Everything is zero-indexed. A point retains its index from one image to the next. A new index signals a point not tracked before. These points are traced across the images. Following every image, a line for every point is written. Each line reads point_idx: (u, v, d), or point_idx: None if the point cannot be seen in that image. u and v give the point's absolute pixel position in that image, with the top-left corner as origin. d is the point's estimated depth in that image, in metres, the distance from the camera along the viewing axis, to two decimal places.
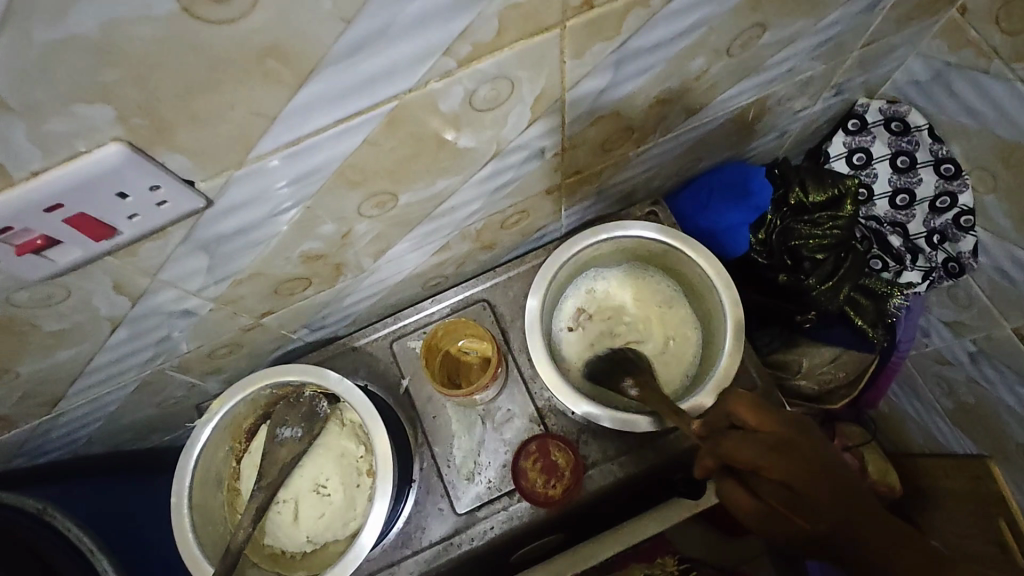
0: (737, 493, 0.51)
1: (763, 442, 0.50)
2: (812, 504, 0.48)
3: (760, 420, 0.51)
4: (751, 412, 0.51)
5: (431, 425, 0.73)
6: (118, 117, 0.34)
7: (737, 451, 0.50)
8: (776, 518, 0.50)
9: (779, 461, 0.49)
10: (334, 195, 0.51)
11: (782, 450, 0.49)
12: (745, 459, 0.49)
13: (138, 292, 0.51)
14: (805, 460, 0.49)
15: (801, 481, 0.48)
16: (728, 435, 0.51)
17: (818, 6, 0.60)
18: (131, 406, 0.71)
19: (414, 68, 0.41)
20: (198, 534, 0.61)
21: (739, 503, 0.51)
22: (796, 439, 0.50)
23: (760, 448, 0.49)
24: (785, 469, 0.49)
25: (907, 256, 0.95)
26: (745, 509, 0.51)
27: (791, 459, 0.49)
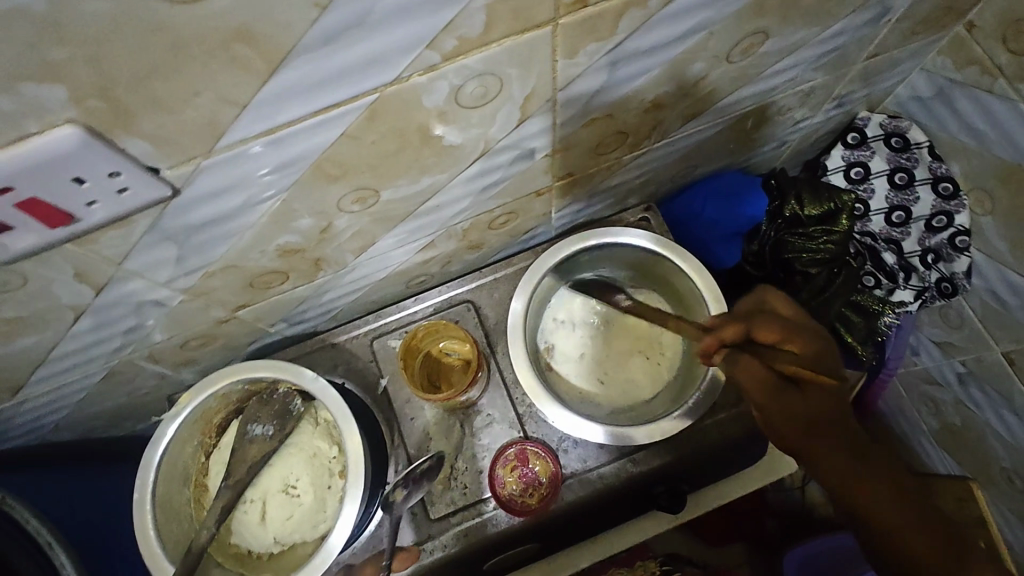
0: (749, 363, 0.56)
1: (791, 324, 0.57)
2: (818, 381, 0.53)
3: (793, 314, 0.59)
4: (785, 306, 0.60)
5: (408, 428, 0.71)
6: (72, 98, 0.32)
7: (768, 324, 0.57)
8: (785, 394, 0.54)
9: (804, 341, 0.56)
10: (312, 188, 0.49)
11: (804, 332, 0.57)
12: (769, 332, 0.56)
13: (103, 281, 0.49)
14: (824, 349, 0.56)
15: (814, 357, 0.55)
16: (759, 314, 0.58)
17: (822, 15, 0.58)
18: (99, 396, 0.69)
19: (395, 60, 0.39)
20: (160, 531, 0.59)
21: (753, 371, 0.55)
22: (826, 340, 0.57)
23: (786, 326, 0.57)
24: (805, 345, 0.56)
25: (900, 274, 0.92)
26: (756, 381, 0.55)
27: (810, 340, 0.56)
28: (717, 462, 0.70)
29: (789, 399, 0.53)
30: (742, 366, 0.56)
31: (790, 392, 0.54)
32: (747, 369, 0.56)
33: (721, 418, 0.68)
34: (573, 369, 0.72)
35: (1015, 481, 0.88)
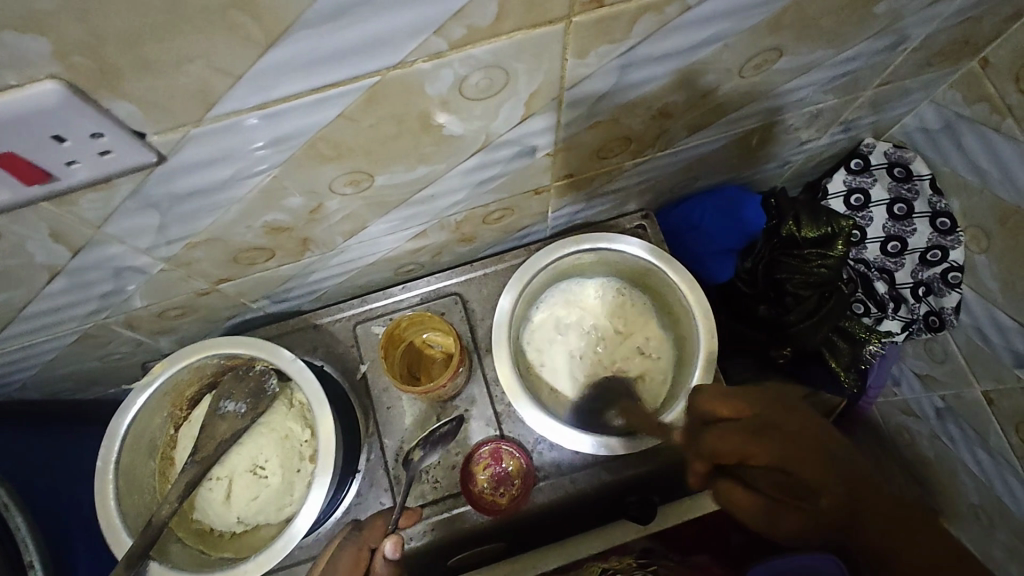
0: (735, 492, 0.53)
1: (745, 427, 0.53)
2: (800, 486, 0.51)
3: (731, 409, 0.56)
4: (722, 404, 0.56)
5: (384, 417, 0.70)
6: (55, 52, 0.30)
7: (725, 441, 0.53)
8: (780, 514, 0.51)
9: (774, 456, 0.51)
10: (305, 167, 0.48)
11: (760, 433, 0.52)
12: (731, 451, 0.52)
13: (80, 243, 0.47)
14: (795, 443, 0.52)
15: (784, 452, 0.51)
16: (710, 428, 0.55)
17: (838, 38, 0.57)
18: (70, 357, 0.67)
19: (401, 44, 0.38)
20: (121, 501, 0.58)
21: (744, 498, 0.53)
22: (774, 416, 0.53)
23: (746, 431, 0.53)
24: (781, 459, 0.51)
25: (890, 304, 0.93)
26: (750, 510, 0.52)
27: (778, 445, 0.51)
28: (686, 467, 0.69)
29: (778, 522, 0.52)
30: (723, 490, 0.54)
31: (788, 512, 0.51)
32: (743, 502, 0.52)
33: None
34: (556, 372, 0.71)
35: (982, 518, 0.86)
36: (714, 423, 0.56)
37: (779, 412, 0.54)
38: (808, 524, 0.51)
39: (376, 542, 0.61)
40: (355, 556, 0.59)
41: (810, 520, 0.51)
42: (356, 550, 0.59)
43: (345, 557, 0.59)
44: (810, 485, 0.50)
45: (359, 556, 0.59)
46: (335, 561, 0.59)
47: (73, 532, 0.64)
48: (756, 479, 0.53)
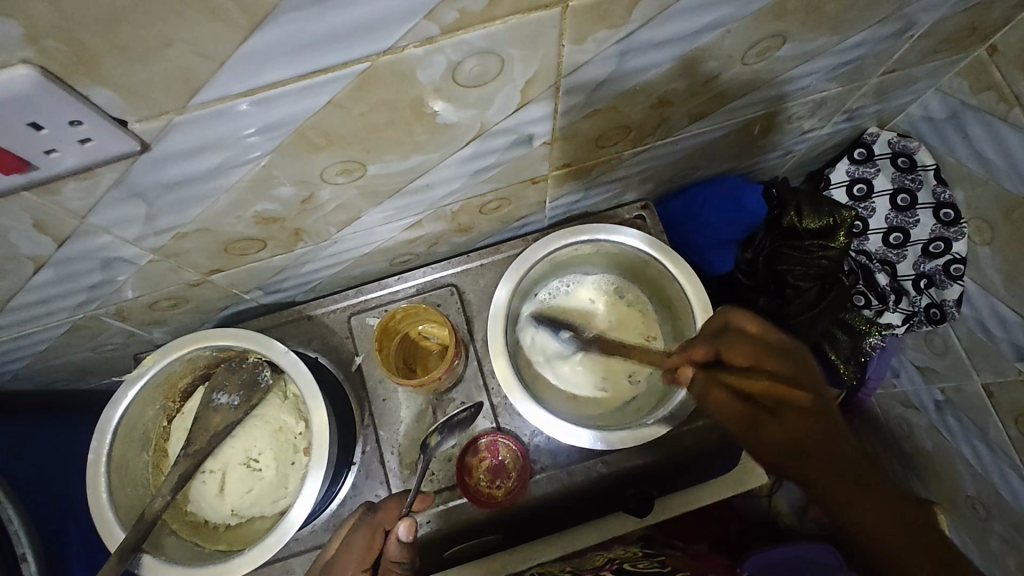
0: (722, 396, 0.54)
1: (763, 347, 0.55)
2: (814, 442, 0.49)
3: (760, 329, 0.56)
4: (751, 323, 0.57)
5: (379, 409, 0.70)
6: (27, 36, 0.29)
7: (736, 351, 0.55)
8: (757, 435, 0.52)
9: (810, 416, 0.50)
10: (294, 156, 0.46)
11: (768, 351, 0.54)
12: (739, 359, 0.55)
13: (64, 234, 0.46)
14: (805, 378, 0.53)
15: (790, 370, 0.53)
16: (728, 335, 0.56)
17: (843, 23, 0.56)
18: (62, 349, 0.67)
19: (391, 29, 0.37)
20: (113, 494, 0.58)
21: (762, 432, 0.51)
22: (791, 347, 0.55)
23: (755, 347, 0.55)
24: (805, 424, 0.50)
25: (891, 296, 0.91)
26: (730, 413, 0.53)
27: (805, 403, 0.51)
28: (684, 466, 0.70)
29: (761, 428, 0.51)
30: (710, 397, 0.55)
31: (764, 422, 0.51)
32: (767, 437, 0.51)
33: (697, 428, 0.68)
34: (552, 362, 0.70)
35: (979, 511, 0.86)
36: (738, 335, 0.56)
37: (796, 360, 0.54)
38: (772, 440, 0.50)
39: (390, 523, 0.59)
40: (368, 538, 0.58)
41: (788, 440, 0.50)
42: (369, 534, 0.57)
43: (358, 541, 0.57)
44: (777, 406, 0.51)
45: (372, 538, 0.58)
46: (349, 544, 0.58)
47: (66, 525, 0.64)
48: (783, 429, 0.50)
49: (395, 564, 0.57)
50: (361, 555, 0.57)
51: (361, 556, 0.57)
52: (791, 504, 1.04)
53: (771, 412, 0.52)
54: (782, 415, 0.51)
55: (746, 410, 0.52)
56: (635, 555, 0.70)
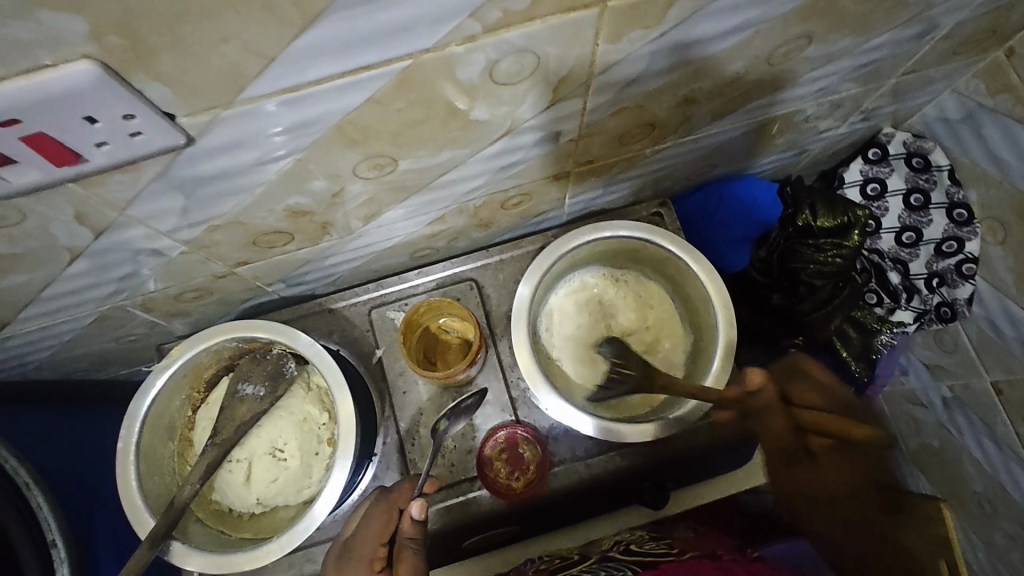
0: (774, 421, 0.62)
1: (840, 403, 0.65)
2: (837, 497, 0.62)
3: (828, 377, 0.67)
4: (820, 371, 0.68)
5: (400, 401, 0.71)
6: (91, 32, 0.30)
7: (803, 394, 0.65)
8: (792, 472, 0.63)
9: (844, 465, 0.62)
10: (329, 150, 0.47)
11: (842, 406, 0.65)
12: (806, 398, 0.65)
13: (103, 225, 0.47)
14: (849, 454, 0.62)
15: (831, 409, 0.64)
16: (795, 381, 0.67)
17: (868, 26, 0.57)
18: (87, 338, 0.67)
19: (435, 28, 0.37)
20: (143, 482, 0.58)
21: (797, 470, 0.62)
22: (845, 407, 0.65)
23: (822, 393, 0.66)
24: (838, 477, 0.62)
25: (902, 294, 0.94)
26: (776, 433, 0.62)
27: (845, 457, 0.62)
28: (701, 464, 0.71)
29: (797, 465, 0.62)
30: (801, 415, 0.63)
31: (801, 463, 0.62)
32: (801, 476, 0.62)
33: (716, 421, 0.69)
34: (570, 357, 0.71)
35: (984, 506, 0.87)
36: (806, 377, 0.67)
37: (842, 408, 0.64)
38: (808, 485, 0.62)
39: (406, 504, 0.59)
40: (384, 517, 0.58)
41: (820, 487, 0.62)
42: (385, 512, 0.58)
43: (375, 518, 0.58)
44: (816, 452, 0.63)
45: (388, 516, 0.58)
46: (367, 521, 0.59)
47: (92, 511, 0.65)
48: (837, 486, 0.62)
49: (408, 541, 0.56)
50: (379, 531, 0.57)
51: (379, 532, 0.58)
52: None
53: (817, 474, 0.62)
54: (817, 460, 0.62)
55: (796, 445, 0.62)
56: (643, 538, 0.69)
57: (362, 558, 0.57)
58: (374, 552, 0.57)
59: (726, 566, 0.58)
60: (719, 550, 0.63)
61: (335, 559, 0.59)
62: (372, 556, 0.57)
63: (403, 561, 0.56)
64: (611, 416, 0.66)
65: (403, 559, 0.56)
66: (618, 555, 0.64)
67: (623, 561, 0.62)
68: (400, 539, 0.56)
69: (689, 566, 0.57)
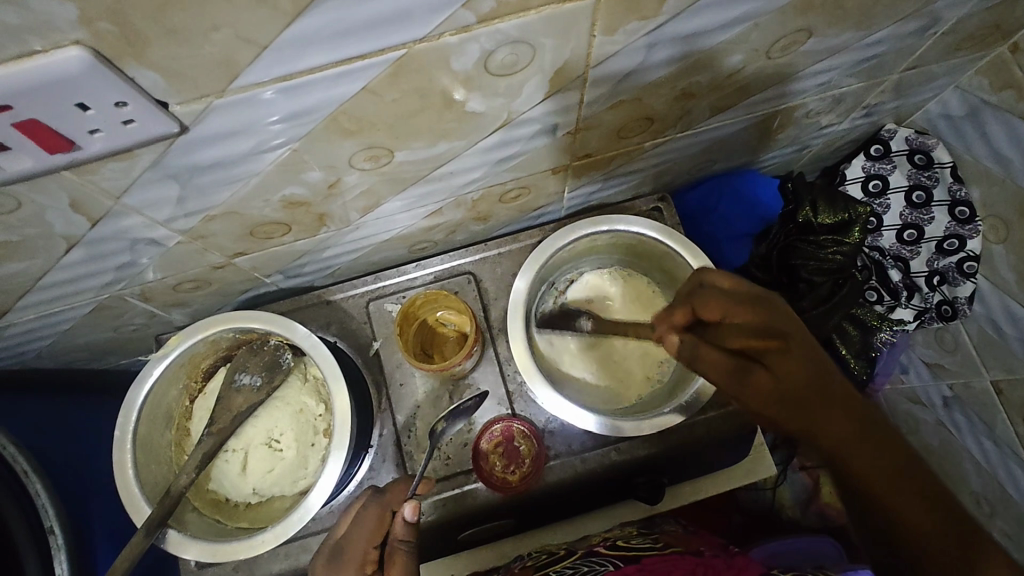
0: (709, 351, 0.53)
1: (735, 297, 0.53)
2: (807, 401, 0.49)
3: (733, 284, 0.54)
4: (723, 279, 0.55)
5: (396, 393, 0.71)
6: (81, 18, 0.30)
7: (711, 304, 0.53)
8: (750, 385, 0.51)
9: (797, 369, 0.49)
10: (325, 141, 0.47)
11: (755, 301, 0.52)
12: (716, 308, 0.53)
13: (99, 214, 0.47)
14: (811, 356, 0.50)
15: (763, 316, 0.51)
16: (699, 291, 0.55)
17: (869, 19, 0.56)
18: (87, 328, 0.68)
19: (428, 18, 0.37)
20: (139, 470, 0.59)
21: (755, 385, 0.51)
22: (779, 308, 0.52)
23: (741, 298, 0.53)
24: (797, 379, 0.49)
25: (903, 292, 0.92)
26: (718, 365, 0.53)
27: (797, 359, 0.50)
28: (698, 460, 0.71)
29: (755, 381, 0.51)
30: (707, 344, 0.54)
31: (754, 372, 0.51)
32: (763, 390, 0.51)
33: (709, 417, 0.68)
34: (567, 353, 0.71)
35: None
36: (706, 287, 0.55)
37: (774, 307, 0.52)
38: (768, 394, 0.51)
39: (398, 505, 0.58)
40: (377, 518, 0.57)
41: (768, 392, 0.51)
42: (378, 512, 0.57)
43: (368, 518, 0.57)
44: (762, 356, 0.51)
45: (381, 516, 0.57)
46: (358, 521, 0.57)
47: (90, 500, 0.66)
48: (825, 426, 0.48)
49: (401, 544, 0.56)
50: (371, 532, 0.56)
51: (371, 533, 0.56)
52: (795, 497, 1.05)
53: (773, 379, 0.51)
54: (771, 365, 0.51)
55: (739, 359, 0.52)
56: (632, 533, 0.69)
57: (353, 562, 0.55)
58: (364, 555, 0.56)
59: (706, 563, 0.58)
60: (702, 548, 0.63)
61: (323, 559, 0.57)
62: (363, 560, 0.56)
63: (395, 563, 0.55)
64: (608, 410, 0.66)
65: (395, 562, 0.55)
66: (603, 550, 0.64)
67: (606, 556, 0.62)
68: (393, 543, 0.56)
69: (671, 564, 0.57)
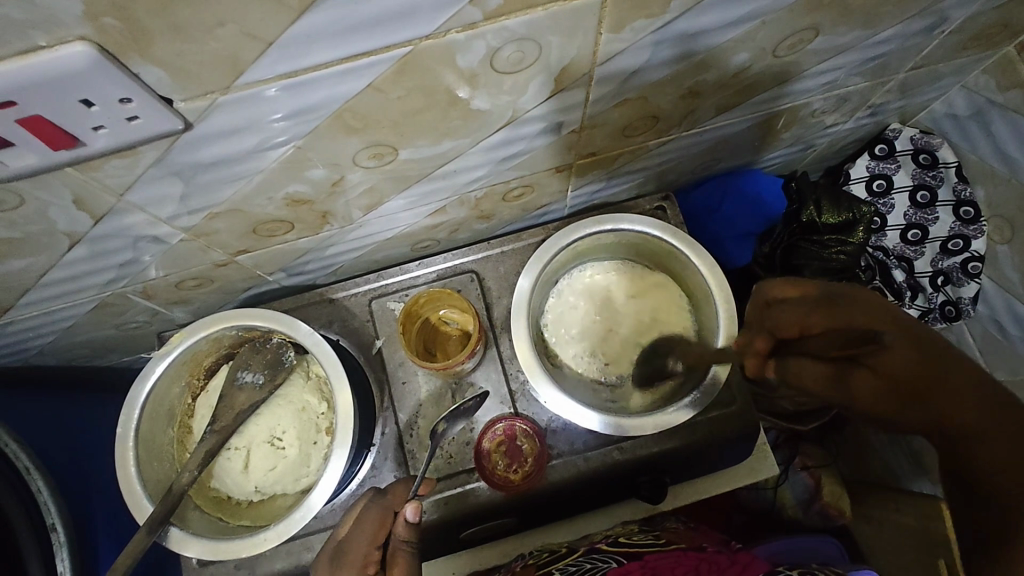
0: (799, 365, 0.50)
1: (812, 300, 0.52)
2: (920, 376, 0.45)
3: (797, 290, 0.55)
4: (789, 288, 0.55)
5: (399, 392, 0.71)
6: (87, 14, 0.30)
7: (787, 317, 0.53)
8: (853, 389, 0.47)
9: (908, 351, 0.45)
10: (329, 138, 0.47)
11: (829, 303, 0.51)
12: (793, 323, 0.53)
13: (102, 211, 0.47)
14: (911, 340, 0.46)
15: (849, 317, 0.50)
16: (776, 307, 0.55)
17: (876, 18, 0.56)
18: (88, 325, 0.68)
19: (435, 15, 0.37)
20: (141, 467, 0.59)
21: (868, 391, 0.46)
22: (860, 298, 0.50)
23: (814, 301, 0.52)
24: (905, 363, 0.45)
25: (907, 292, 0.89)
26: (813, 379, 0.49)
27: (904, 345, 0.45)
28: (701, 460, 0.71)
29: (856, 379, 0.47)
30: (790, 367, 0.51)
31: (855, 374, 0.47)
32: (866, 392, 0.46)
33: (712, 417, 0.68)
34: (570, 353, 0.70)
35: None
36: (776, 303, 0.55)
37: (855, 303, 0.50)
38: (879, 392, 0.46)
39: (399, 506, 0.59)
40: (378, 519, 0.57)
41: (875, 384, 0.46)
42: (380, 514, 0.57)
43: (369, 521, 0.57)
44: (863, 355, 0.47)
45: (383, 518, 0.57)
46: (362, 520, 0.57)
47: (90, 497, 0.66)
48: (945, 403, 0.43)
49: (402, 544, 0.57)
50: (373, 533, 0.57)
51: (372, 535, 0.57)
52: (797, 497, 1.03)
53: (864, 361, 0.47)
54: (875, 362, 0.46)
55: (839, 367, 0.48)
56: (633, 530, 0.69)
57: (354, 563, 0.56)
58: (367, 556, 0.56)
59: (709, 559, 0.59)
60: (704, 543, 0.64)
61: (325, 560, 0.57)
62: (365, 561, 0.56)
63: (397, 563, 0.56)
64: (614, 410, 0.66)
65: (397, 563, 0.56)
66: (605, 547, 0.64)
67: (608, 553, 0.62)
68: (394, 542, 0.57)
69: (676, 559, 0.58)
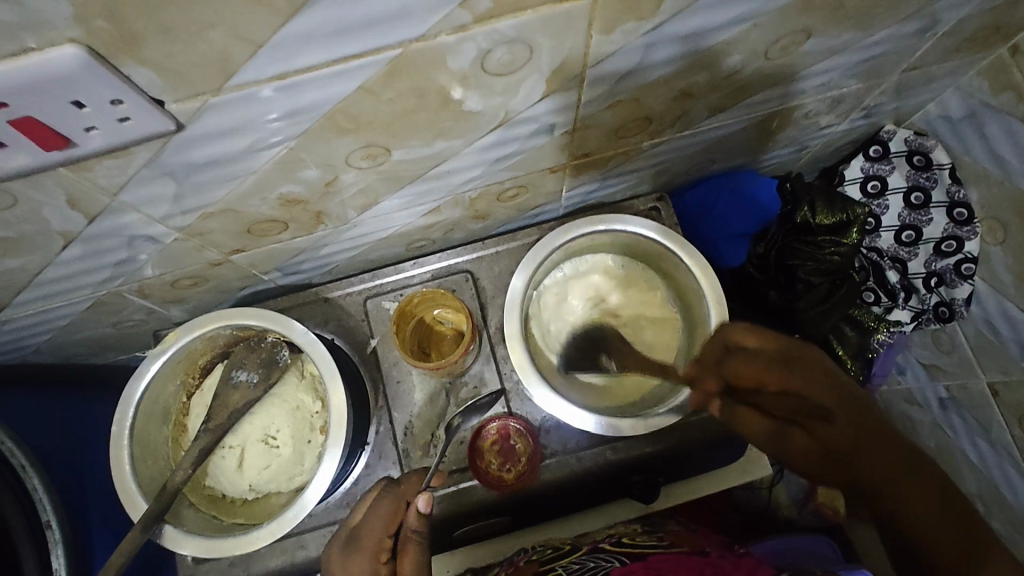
0: (750, 416, 0.57)
1: (767, 358, 0.56)
2: (852, 445, 0.49)
3: (756, 341, 0.57)
4: (747, 336, 0.58)
5: (393, 391, 0.71)
6: (76, 16, 0.30)
7: (739, 367, 0.57)
8: (788, 441, 0.53)
9: (844, 419, 0.50)
10: (321, 138, 0.47)
11: (785, 363, 0.54)
12: (749, 377, 0.56)
13: (96, 211, 0.47)
14: (849, 409, 0.50)
15: (794, 384, 0.53)
16: (733, 356, 0.59)
17: (867, 20, 0.56)
18: (84, 324, 0.68)
19: (423, 17, 0.37)
20: (136, 465, 0.59)
21: (796, 440, 0.53)
22: (802, 353, 0.54)
23: (765, 362, 0.56)
24: (842, 433, 0.50)
25: (900, 293, 0.93)
26: (760, 430, 0.56)
27: (848, 413, 0.50)
28: (695, 460, 0.71)
29: (793, 440, 0.53)
30: (741, 415, 0.58)
31: (796, 433, 0.53)
32: (800, 447, 0.52)
33: (705, 417, 0.68)
34: (562, 353, 0.71)
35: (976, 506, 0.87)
36: (732, 350, 0.59)
37: (802, 367, 0.54)
38: (810, 450, 0.52)
39: (412, 496, 0.58)
40: (391, 509, 0.57)
41: (810, 441, 0.52)
42: (392, 504, 0.57)
43: (381, 510, 0.57)
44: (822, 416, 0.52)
45: (396, 507, 0.57)
46: (371, 513, 0.57)
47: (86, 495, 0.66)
48: (861, 465, 0.48)
49: (414, 534, 0.56)
50: (385, 522, 0.57)
51: (386, 523, 0.57)
52: (791, 496, 1.05)
53: (817, 418, 0.52)
54: (800, 425, 0.53)
55: (786, 425, 0.54)
56: (635, 531, 0.69)
57: (368, 549, 0.56)
58: (380, 543, 0.56)
59: (714, 564, 0.58)
60: (706, 547, 0.64)
61: (337, 549, 0.58)
62: (377, 548, 0.56)
63: (406, 554, 0.55)
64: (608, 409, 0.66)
65: (407, 552, 0.55)
66: (610, 547, 0.65)
67: (612, 553, 0.62)
68: (405, 532, 0.56)
69: (677, 561, 0.57)
